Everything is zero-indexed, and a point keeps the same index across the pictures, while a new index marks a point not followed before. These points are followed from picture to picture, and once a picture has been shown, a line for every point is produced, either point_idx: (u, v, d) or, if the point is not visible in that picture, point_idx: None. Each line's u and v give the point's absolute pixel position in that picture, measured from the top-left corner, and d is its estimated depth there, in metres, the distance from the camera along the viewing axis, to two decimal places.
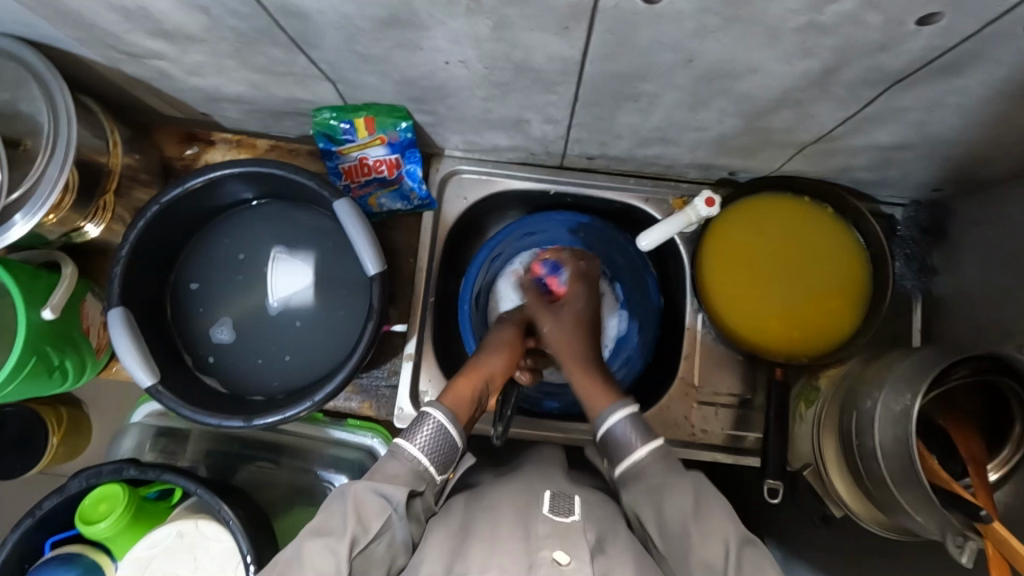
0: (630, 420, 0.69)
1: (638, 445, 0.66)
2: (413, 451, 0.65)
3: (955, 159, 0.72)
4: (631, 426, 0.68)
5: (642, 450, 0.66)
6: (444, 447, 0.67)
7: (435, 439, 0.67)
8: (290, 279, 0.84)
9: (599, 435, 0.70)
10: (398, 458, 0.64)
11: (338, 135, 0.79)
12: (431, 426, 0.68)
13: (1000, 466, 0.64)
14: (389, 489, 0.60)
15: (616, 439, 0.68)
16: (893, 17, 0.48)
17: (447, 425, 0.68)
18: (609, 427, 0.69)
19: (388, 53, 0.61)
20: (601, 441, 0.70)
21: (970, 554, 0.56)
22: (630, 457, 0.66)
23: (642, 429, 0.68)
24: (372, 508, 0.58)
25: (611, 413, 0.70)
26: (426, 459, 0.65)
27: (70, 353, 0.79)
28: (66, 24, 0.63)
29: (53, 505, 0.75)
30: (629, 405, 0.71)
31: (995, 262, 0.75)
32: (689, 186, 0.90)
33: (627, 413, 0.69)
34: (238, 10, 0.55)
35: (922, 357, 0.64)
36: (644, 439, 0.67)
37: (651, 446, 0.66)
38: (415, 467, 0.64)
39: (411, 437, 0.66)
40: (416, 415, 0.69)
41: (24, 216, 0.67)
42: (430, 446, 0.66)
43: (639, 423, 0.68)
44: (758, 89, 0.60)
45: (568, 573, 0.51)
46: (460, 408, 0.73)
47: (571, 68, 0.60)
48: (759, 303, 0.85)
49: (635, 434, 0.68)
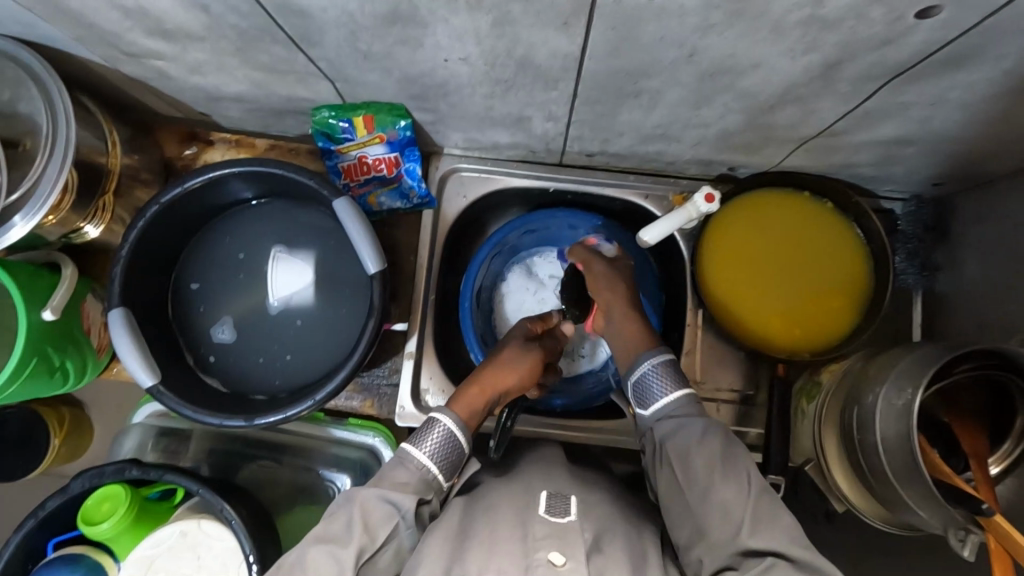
0: (665, 365, 0.70)
1: (668, 392, 0.68)
2: (420, 458, 0.65)
3: (957, 154, 0.72)
4: (666, 371, 0.69)
5: (673, 394, 0.67)
6: (452, 453, 0.67)
7: (444, 445, 0.67)
8: (290, 277, 0.84)
9: (632, 380, 0.71)
10: (406, 465, 0.64)
11: (337, 133, 0.79)
12: (440, 432, 0.67)
13: (1002, 459, 0.64)
14: (398, 497, 0.61)
15: (647, 385, 0.69)
16: (896, 11, 0.48)
17: (456, 431, 0.68)
18: (643, 367, 0.70)
19: (389, 51, 0.61)
20: (633, 385, 0.71)
21: (972, 547, 0.57)
22: (660, 403, 0.67)
23: (677, 377, 0.69)
24: (379, 516, 0.59)
25: (648, 355, 0.71)
26: (431, 464, 0.65)
27: (71, 353, 0.79)
28: (66, 23, 0.62)
29: (57, 505, 0.75)
30: (665, 352, 0.71)
31: (996, 257, 0.75)
32: (689, 183, 0.90)
33: (662, 359, 0.70)
34: (239, 8, 0.55)
35: (923, 352, 0.64)
36: (674, 385, 0.68)
37: (680, 393, 0.67)
38: (423, 475, 0.64)
39: (419, 443, 0.66)
40: (425, 420, 0.68)
41: (23, 217, 0.67)
42: (437, 452, 0.66)
43: (672, 370, 0.69)
44: (761, 84, 0.60)
45: (564, 574, 0.51)
46: (471, 416, 0.72)
47: (573, 64, 0.60)
48: (760, 298, 0.84)
49: (668, 381, 0.68)
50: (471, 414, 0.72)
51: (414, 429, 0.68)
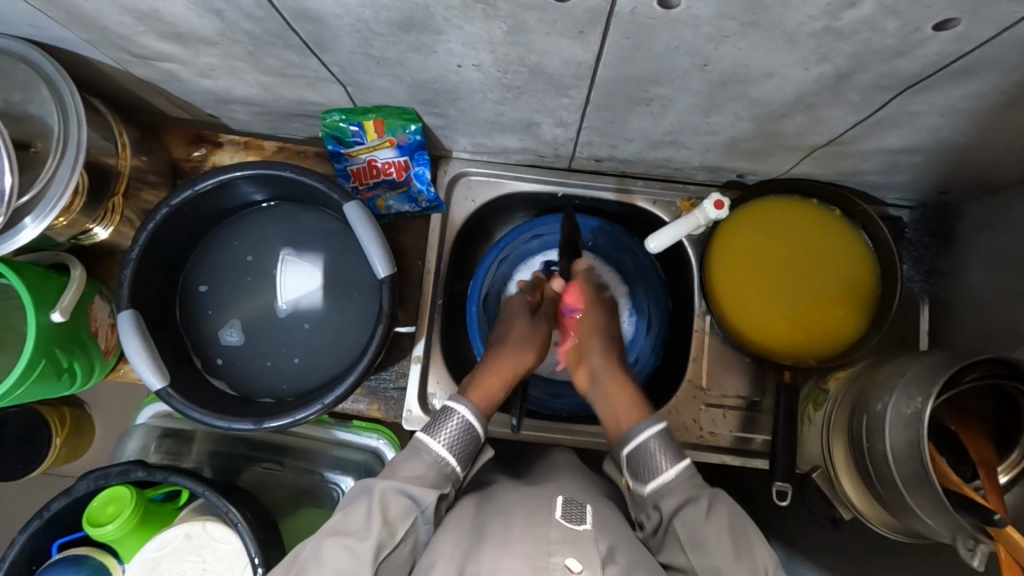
0: (657, 439, 0.67)
1: (667, 467, 0.65)
2: (437, 449, 0.66)
3: (965, 163, 0.72)
4: (658, 445, 0.66)
5: (670, 471, 0.65)
6: (467, 444, 0.68)
7: (459, 436, 0.67)
8: (298, 281, 0.84)
9: (624, 454, 0.68)
10: (422, 456, 0.65)
11: (347, 137, 0.79)
12: (456, 422, 0.68)
13: (1010, 468, 0.64)
14: (418, 490, 0.61)
15: (644, 458, 0.66)
16: (911, 23, 0.48)
17: (470, 417, 0.68)
18: (634, 443, 0.67)
19: (402, 57, 0.61)
20: (626, 458, 0.68)
21: (982, 557, 0.57)
22: (658, 479, 0.65)
23: (670, 450, 0.66)
24: (397, 510, 0.59)
25: (638, 430, 0.68)
26: (447, 454, 0.66)
27: (79, 355, 0.79)
28: (77, 26, 0.62)
29: (61, 507, 0.74)
30: (658, 422, 0.68)
31: (1003, 266, 0.75)
32: (697, 189, 0.90)
33: (657, 431, 0.67)
34: (253, 13, 0.55)
35: (932, 360, 0.64)
36: (673, 459, 0.65)
37: (680, 467, 0.65)
38: (440, 468, 0.65)
39: (434, 434, 0.67)
40: (441, 410, 0.69)
41: (34, 219, 0.67)
42: (453, 444, 0.67)
43: (668, 442, 0.67)
44: (773, 93, 0.60)
45: None
46: (487, 405, 0.74)
47: (585, 72, 0.60)
48: (768, 304, 0.85)
49: (662, 455, 0.66)
50: (487, 404, 0.74)
51: (428, 421, 0.68)
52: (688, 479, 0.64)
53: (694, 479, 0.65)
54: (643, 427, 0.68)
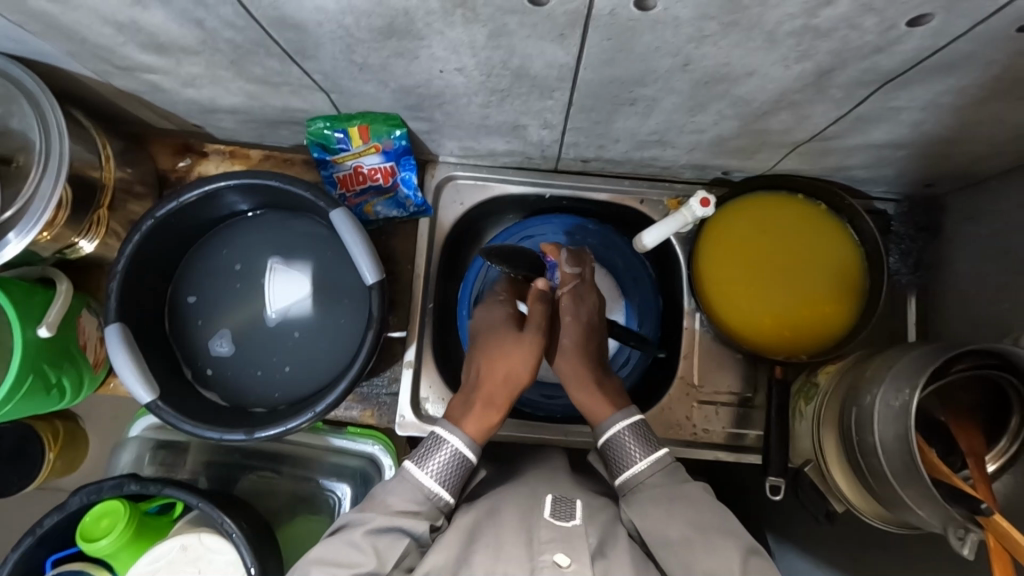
0: (631, 429, 0.68)
1: (638, 459, 0.65)
2: (426, 482, 0.64)
3: (948, 156, 0.73)
4: (631, 437, 0.67)
5: (640, 464, 0.65)
6: (459, 471, 0.66)
7: (450, 466, 0.65)
8: (288, 288, 0.84)
9: (601, 445, 0.69)
10: (412, 490, 0.63)
11: (332, 144, 0.79)
12: (446, 452, 0.65)
13: (998, 457, 0.65)
14: (409, 524, 0.61)
15: (617, 448, 0.67)
16: (888, 20, 0.48)
17: (465, 450, 0.66)
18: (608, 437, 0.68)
19: (384, 63, 0.60)
20: (602, 450, 0.69)
21: (972, 544, 0.57)
22: (630, 471, 0.65)
23: (643, 441, 0.67)
24: (386, 542, 0.59)
25: (614, 423, 0.69)
26: (436, 485, 0.64)
27: (68, 370, 0.78)
28: (57, 39, 0.62)
29: (53, 523, 0.74)
30: (633, 415, 0.69)
31: (989, 257, 0.75)
32: (684, 187, 0.90)
33: (631, 423, 0.68)
34: (233, 23, 0.55)
35: (921, 352, 0.64)
36: (644, 452, 0.66)
37: (652, 459, 0.65)
38: (433, 501, 0.63)
39: (422, 465, 0.65)
40: (432, 439, 0.67)
41: (17, 233, 0.67)
42: (442, 474, 0.65)
43: (641, 434, 0.67)
44: (755, 91, 0.60)
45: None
46: (485, 431, 0.70)
47: (568, 74, 0.60)
48: (756, 298, 0.85)
49: (636, 447, 0.66)
50: (486, 430, 0.70)
51: (417, 449, 0.66)
52: (660, 474, 0.65)
53: (665, 471, 0.65)
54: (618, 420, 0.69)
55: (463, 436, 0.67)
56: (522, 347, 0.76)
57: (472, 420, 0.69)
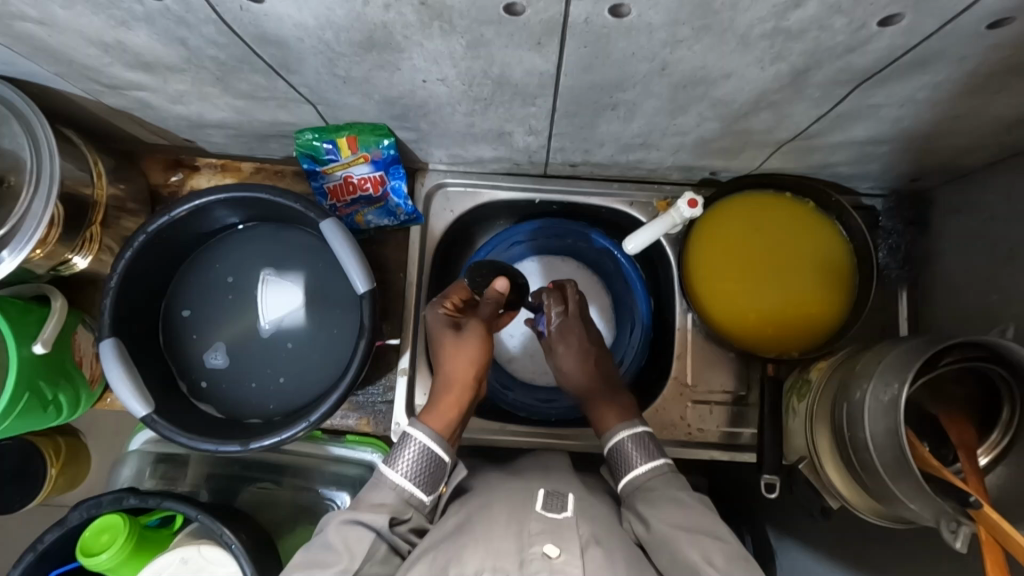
0: (635, 438, 0.70)
1: (638, 463, 0.68)
2: (395, 478, 0.65)
3: (932, 150, 0.73)
4: (633, 445, 0.70)
5: (641, 468, 0.68)
6: (429, 468, 0.66)
7: (419, 463, 0.65)
8: (281, 300, 0.84)
9: (606, 451, 0.72)
10: (382, 486, 0.64)
11: (321, 155, 0.80)
12: (413, 449, 0.66)
13: (991, 449, 0.65)
14: (370, 517, 0.61)
15: (620, 455, 0.70)
16: (858, 21, 0.49)
17: (435, 447, 0.66)
18: (612, 444, 0.71)
19: (367, 75, 0.61)
20: (607, 458, 0.72)
21: (964, 538, 0.57)
22: (630, 474, 0.68)
23: (647, 448, 0.69)
24: (355, 535, 0.59)
25: (617, 431, 0.71)
26: (409, 483, 0.65)
27: (64, 387, 0.79)
28: (45, 61, 0.63)
29: (54, 539, 0.74)
30: (642, 426, 0.71)
31: (976, 249, 0.76)
32: (672, 189, 0.91)
33: (632, 432, 0.70)
34: (215, 40, 0.56)
35: (909, 347, 0.65)
36: (645, 456, 0.69)
37: (651, 466, 0.68)
38: (400, 494, 0.64)
39: (394, 463, 0.65)
40: (399, 437, 0.67)
41: (10, 251, 0.68)
42: (412, 472, 0.65)
43: (643, 441, 0.70)
44: (734, 93, 0.61)
45: (559, 565, 0.53)
46: (449, 427, 0.70)
47: (549, 81, 0.61)
48: (743, 298, 0.86)
49: (639, 453, 0.69)
50: (449, 424, 0.70)
51: (390, 447, 0.67)
52: (659, 476, 0.67)
53: (663, 475, 0.67)
54: (623, 428, 0.72)
55: (427, 431, 0.67)
56: (473, 343, 0.75)
57: (433, 415, 0.70)
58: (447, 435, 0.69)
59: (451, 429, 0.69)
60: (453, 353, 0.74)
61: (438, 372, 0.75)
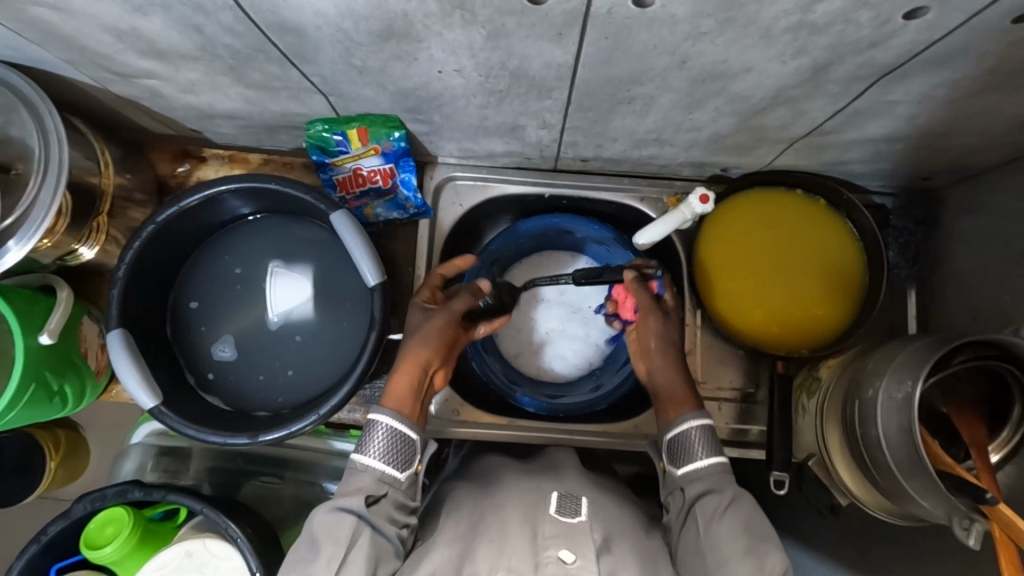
0: (703, 429, 0.67)
1: (701, 456, 0.66)
2: (366, 461, 0.64)
3: (946, 148, 0.73)
4: (700, 435, 0.67)
5: (704, 461, 0.66)
6: (400, 447, 0.65)
7: (388, 444, 0.65)
8: (289, 292, 0.83)
9: (666, 439, 0.69)
10: (360, 474, 0.64)
11: (332, 146, 0.79)
12: (382, 431, 0.65)
13: (1002, 447, 0.65)
14: (348, 502, 0.61)
15: (682, 446, 0.67)
16: (884, 14, 0.48)
17: (401, 426, 0.66)
18: (679, 431, 0.68)
19: (383, 66, 0.61)
20: (667, 444, 0.69)
21: (977, 535, 0.56)
22: (691, 465, 0.66)
23: (711, 443, 0.66)
24: (341, 523, 0.59)
25: (684, 418, 0.68)
26: (383, 465, 0.64)
27: (70, 378, 0.78)
28: (55, 47, 0.62)
29: (58, 530, 0.73)
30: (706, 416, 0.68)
31: (987, 248, 0.76)
32: (682, 185, 0.91)
33: (701, 423, 0.67)
34: (232, 28, 0.55)
35: (922, 345, 0.64)
36: (708, 451, 0.66)
37: (713, 460, 0.65)
38: (375, 475, 0.64)
39: (365, 450, 0.65)
40: (364, 425, 0.67)
41: (17, 241, 0.67)
42: (383, 453, 0.65)
43: (709, 435, 0.67)
44: (753, 88, 0.61)
45: (574, 572, 0.54)
46: (410, 406, 0.69)
47: (566, 73, 0.60)
48: (753, 293, 0.85)
49: (702, 446, 0.66)
50: (411, 405, 0.69)
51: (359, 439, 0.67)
52: (720, 475, 0.64)
53: (725, 474, 0.65)
54: (690, 416, 0.68)
55: (390, 413, 0.67)
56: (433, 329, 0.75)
57: (393, 395, 0.69)
58: (412, 415, 0.68)
59: (411, 408, 0.68)
60: (412, 340, 0.74)
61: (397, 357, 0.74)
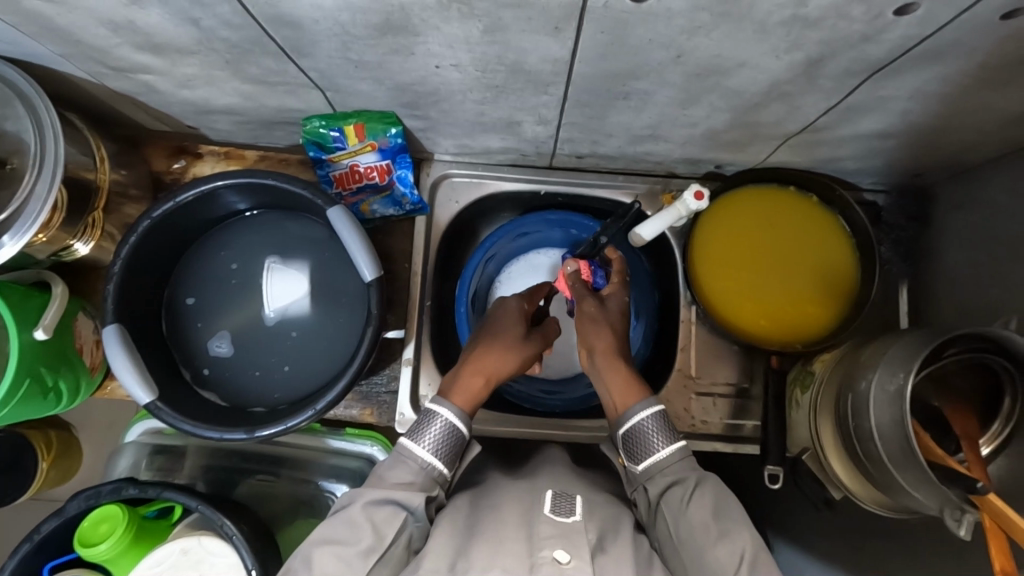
0: (655, 417, 0.67)
1: (659, 447, 0.65)
2: (421, 454, 0.65)
3: (938, 146, 0.74)
4: (655, 423, 0.67)
5: (664, 451, 0.65)
6: (452, 442, 0.66)
7: (443, 438, 0.66)
8: (286, 288, 0.84)
9: (622, 433, 0.68)
10: (408, 463, 0.64)
11: (328, 143, 0.79)
12: (439, 425, 0.66)
13: (992, 440, 0.66)
14: (405, 497, 0.61)
15: (639, 439, 0.67)
16: (876, 8, 0.49)
17: (455, 420, 0.67)
18: (632, 424, 0.67)
19: (381, 60, 0.61)
20: (622, 438, 0.68)
21: (969, 526, 0.57)
22: (651, 458, 0.65)
23: (666, 429, 0.67)
24: (383, 515, 0.59)
25: (635, 410, 0.68)
26: (432, 457, 0.65)
27: (65, 373, 0.78)
28: (51, 40, 0.62)
29: (51, 529, 0.73)
30: (654, 403, 0.68)
31: (978, 243, 0.77)
32: (677, 182, 0.91)
33: (652, 412, 0.67)
34: (229, 20, 0.55)
35: (914, 339, 0.65)
36: (665, 439, 0.66)
37: (671, 449, 0.65)
38: (427, 473, 0.64)
39: (417, 439, 0.65)
40: (421, 414, 0.67)
41: (12, 236, 0.66)
42: (437, 448, 0.65)
43: (663, 423, 0.67)
44: (747, 83, 0.62)
45: (569, 571, 0.52)
46: (473, 404, 0.71)
47: (563, 68, 0.60)
48: (750, 289, 0.86)
49: (659, 434, 0.66)
50: (473, 403, 0.71)
51: (411, 425, 0.67)
52: (682, 462, 0.64)
53: (686, 461, 0.65)
54: (638, 409, 0.68)
55: (451, 407, 0.67)
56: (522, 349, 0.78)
57: (461, 390, 0.71)
58: (467, 408, 0.70)
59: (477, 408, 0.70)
60: (497, 343, 0.77)
61: (473, 351, 0.76)
